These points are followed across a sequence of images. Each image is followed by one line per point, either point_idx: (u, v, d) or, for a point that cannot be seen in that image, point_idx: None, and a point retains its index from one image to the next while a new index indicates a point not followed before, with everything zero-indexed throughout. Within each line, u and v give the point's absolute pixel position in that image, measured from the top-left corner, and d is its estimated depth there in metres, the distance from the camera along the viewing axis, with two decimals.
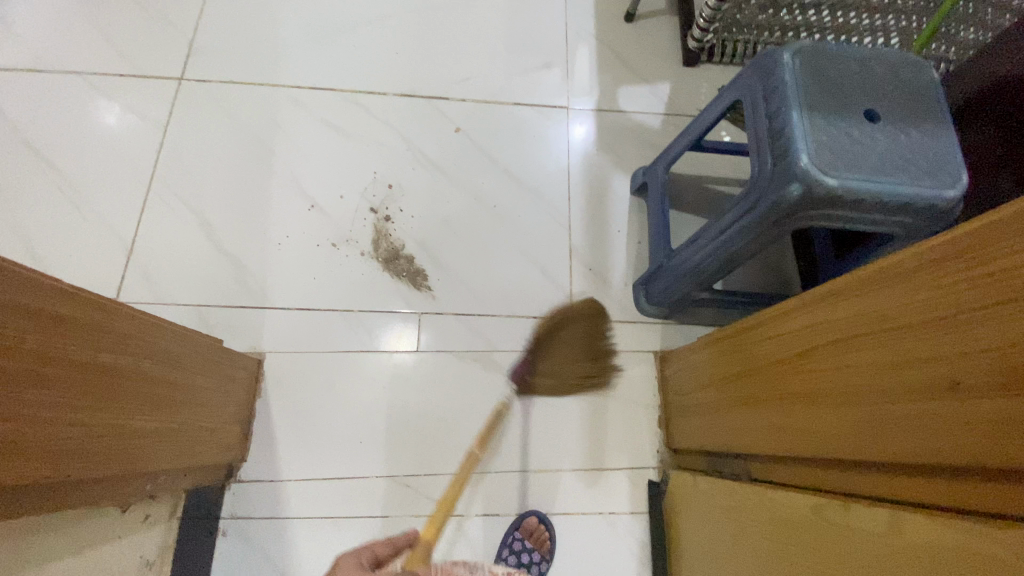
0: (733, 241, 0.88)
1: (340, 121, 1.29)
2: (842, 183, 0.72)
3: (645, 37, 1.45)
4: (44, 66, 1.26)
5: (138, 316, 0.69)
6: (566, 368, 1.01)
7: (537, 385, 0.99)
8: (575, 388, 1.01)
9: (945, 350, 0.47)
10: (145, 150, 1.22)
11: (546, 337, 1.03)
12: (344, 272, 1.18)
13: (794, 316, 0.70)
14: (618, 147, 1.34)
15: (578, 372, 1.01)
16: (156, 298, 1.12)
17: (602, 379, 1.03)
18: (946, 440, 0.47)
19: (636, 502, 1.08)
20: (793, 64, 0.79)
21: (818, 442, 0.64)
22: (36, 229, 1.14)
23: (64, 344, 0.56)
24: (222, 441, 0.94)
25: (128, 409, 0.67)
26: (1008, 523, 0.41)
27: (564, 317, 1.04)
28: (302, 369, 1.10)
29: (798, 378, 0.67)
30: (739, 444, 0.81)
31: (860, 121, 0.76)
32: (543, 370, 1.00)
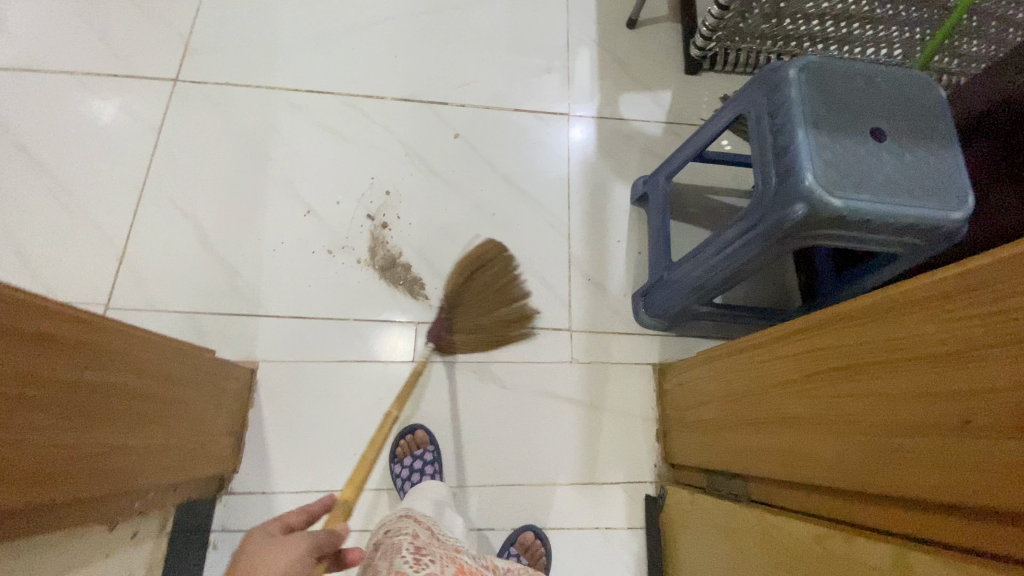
0: (735, 258, 0.87)
1: (338, 125, 1.27)
2: (848, 203, 0.71)
3: (647, 44, 1.44)
4: (35, 65, 1.23)
5: (126, 331, 0.67)
6: (487, 319, 1.07)
7: (456, 341, 1.06)
8: (502, 332, 1.10)
9: (957, 387, 0.46)
10: (138, 153, 1.20)
11: (457, 293, 1.06)
12: (340, 279, 1.16)
13: (798, 339, 0.69)
14: (618, 155, 1.33)
15: (492, 324, 1.08)
16: (148, 304, 1.10)
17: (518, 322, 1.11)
18: (955, 478, 0.46)
19: (632, 517, 1.07)
20: (799, 79, 0.78)
21: (822, 469, 0.63)
22: (25, 232, 1.11)
23: (51, 364, 0.54)
24: (213, 453, 0.92)
25: (117, 427, 0.66)
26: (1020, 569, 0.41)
27: (473, 270, 1.07)
28: (296, 378, 1.09)
29: (801, 402, 0.66)
30: (739, 465, 0.81)
31: (867, 140, 0.75)
32: (460, 327, 1.06)
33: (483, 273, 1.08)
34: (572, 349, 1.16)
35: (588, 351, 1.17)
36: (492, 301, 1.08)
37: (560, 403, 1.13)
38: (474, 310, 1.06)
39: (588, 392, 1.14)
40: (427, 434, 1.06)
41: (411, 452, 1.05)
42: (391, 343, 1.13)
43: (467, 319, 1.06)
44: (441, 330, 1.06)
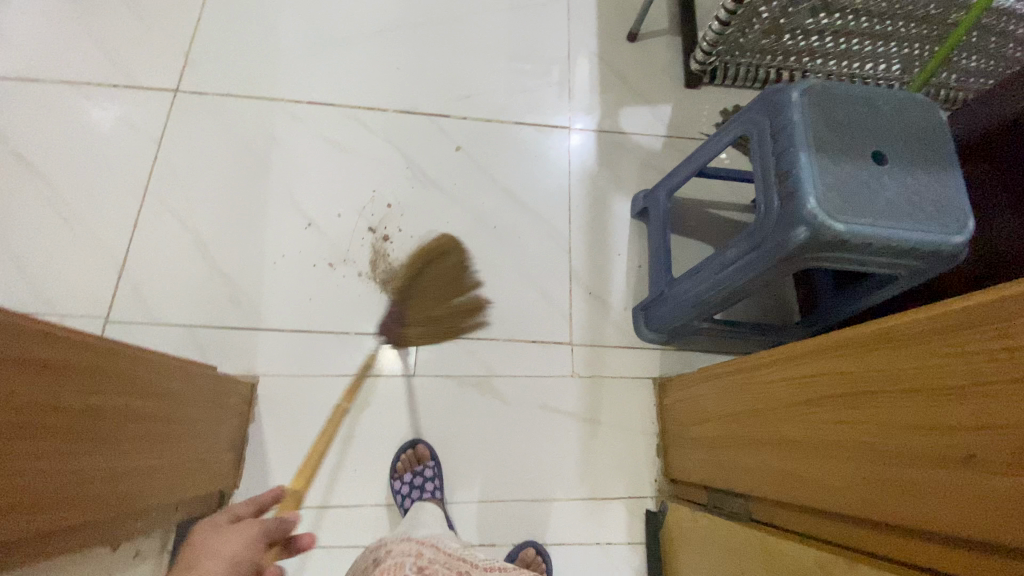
0: (737, 277, 0.87)
1: (339, 137, 1.27)
2: (850, 227, 0.72)
3: (647, 57, 1.45)
4: (34, 74, 1.22)
5: (130, 353, 0.67)
6: (439, 309, 1.05)
7: (409, 334, 1.03)
8: (457, 322, 1.07)
9: (961, 421, 0.47)
10: (138, 164, 1.20)
11: (408, 286, 1.05)
12: (340, 292, 1.16)
13: (802, 362, 0.69)
14: (619, 168, 1.34)
15: (445, 313, 1.05)
16: (147, 317, 1.10)
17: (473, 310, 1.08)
18: (957, 510, 0.47)
19: (633, 532, 1.08)
20: (802, 102, 0.78)
21: (825, 493, 0.63)
22: (24, 244, 1.11)
23: (57, 391, 0.54)
24: (214, 469, 0.92)
25: (122, 450, 0.65)
26: None
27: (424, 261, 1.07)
28: (297, 392, 1.09)
29: (804, 425, 0.67)
30: (742, 484, 0.81)
31: (869, 163, 0.76)
32: (412, 319, 1.04)
33: (437, 265, 1.08)
34: (573, 363, 1.17)
35: (589, 365, 1.17)
36: (444, 291, 1.06)
37: (561, 417, 1.13)
38: (424, 300, 1.04)
39: (589, 406, 1.14)
40: (429, 449, 1.06)
41: (411, 468, 1.04)
42: (392, 357, 1.13)
43: (419, 311, 1.04)
44: (394, 323, 1.04)
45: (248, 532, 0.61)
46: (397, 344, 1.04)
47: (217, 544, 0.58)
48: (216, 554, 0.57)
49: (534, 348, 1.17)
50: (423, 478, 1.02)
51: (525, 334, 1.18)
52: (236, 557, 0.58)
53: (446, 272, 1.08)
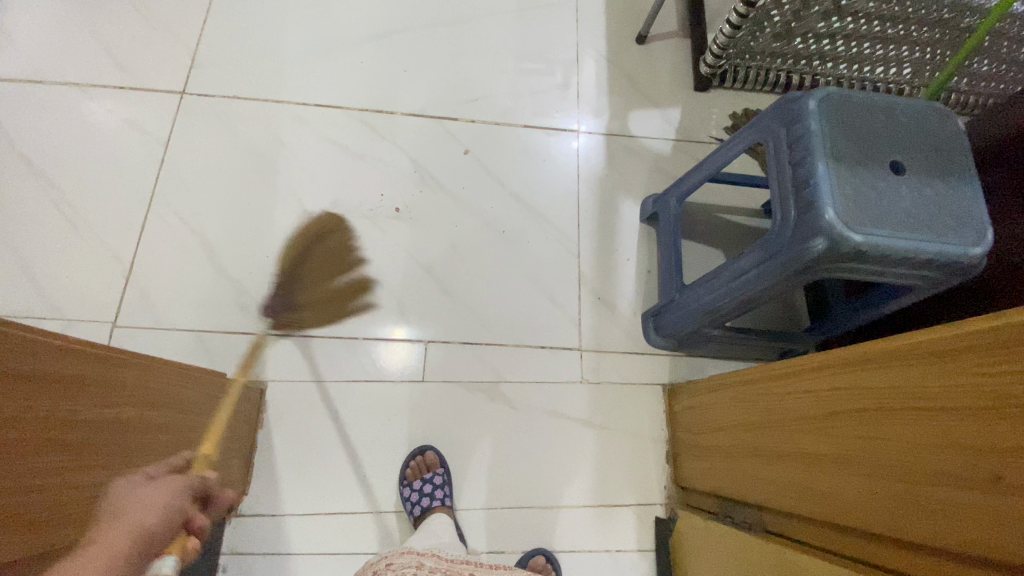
0: (751, 287, 0.87)
1: (346, 140, 1.26)
2: (868, 239, 0.71)
3: (656, 60, 1.44)
4: (39, 76, 1.22)
5: (144, 364, 0.67)
6: (323, 292, 1.15)
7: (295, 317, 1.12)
8: (338, 304, 1.14)
9: (988, 442, 0.46)
10: (144, 166, 1.19)
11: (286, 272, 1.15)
12: (346, 296, 1.15)
13: (820, 375, 0.69)
14: (628, 172, 1.33)
15: (326, 295, 1.14)
16: (154, 322, 1.09)
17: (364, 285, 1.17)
18: (981, 531, 0.47)
19: (642, 540, 1.07)
20: (819, 111, 0.78)
21: (844, 509, 0.63)
22: (30, 248, 1.10)
23: (73, 406, 0.54)
24: (225, 477, 0.91)
25: (135, 462, 0.65)
26: None
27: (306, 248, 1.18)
28: (305, 398, 1.08)
29: (822, 439, 0.67)
30: (756, 495, 0.81)
31: (886, 173, 0.75)
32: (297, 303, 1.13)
33: (324, 245, 1.19)
34: (583, 369, 1.16)
35: (599, 371, 1.16)
36: (323, 275, 1.16)
37: (570, 424, 1.12)
38: (314, 286, 1.15)
39: (598, 413, 1.14)
40: (438, 456, 1.06)
41: (421, 475, 1.04)
42: (400, 363, 1.12)
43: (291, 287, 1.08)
44: (275, 308, 1.13)
45: (172, 486, 0.59)
46: (279, 328, 1.12)
47: (139, 498, 0.55)
48: (148, 504, 0.55)
49: (544, 354, 1.16)
50: (432, 485, 1.01)
51: (533, 340, 1.17)
52: (165, 507, 0.55)
53: (331, 250, 1.19)
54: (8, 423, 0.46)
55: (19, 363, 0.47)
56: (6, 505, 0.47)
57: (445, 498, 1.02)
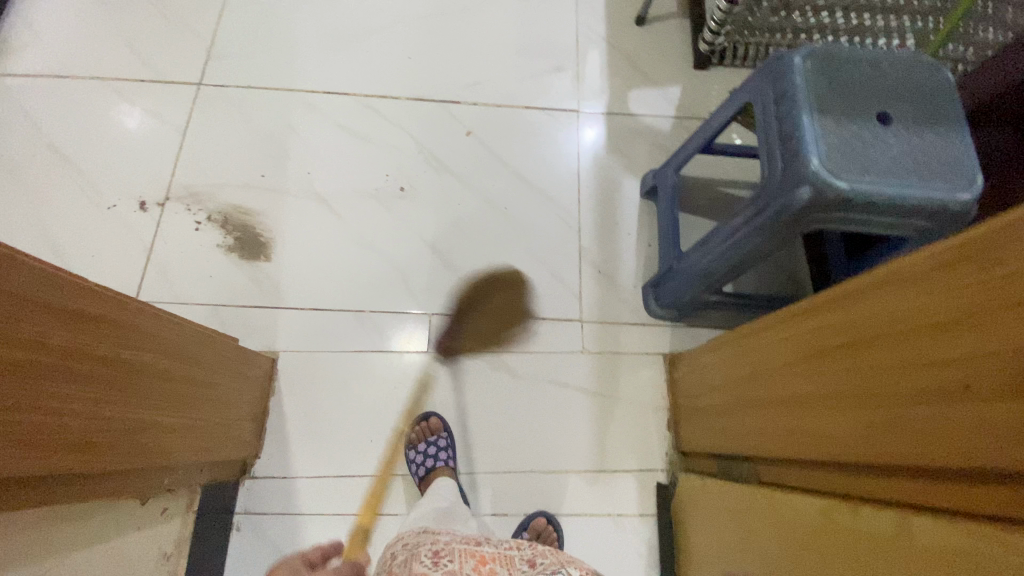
0: (743, 245, 0.88)
1: (354, 124, 1.31)
2: (854, 185, 0.72)
3: (657, 41, 1.46)
4: (66, 72, 1.30)
5: (161, 316, 0.72)
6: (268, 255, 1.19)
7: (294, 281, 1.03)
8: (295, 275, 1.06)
9: (958, 353, 0.47)
10: (164, 153, 1.25)
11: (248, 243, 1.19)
12: (281, 247, 1.20)
13: (803, 319, 0.70)
14: (628, 149, 1.35)
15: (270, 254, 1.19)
16: (173, 297, 1.15)
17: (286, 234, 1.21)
18: (951, 443, 0.48)
19: (645, 505, 1.08)
20: (804, 66, 0.79)
21: (827, 445, 0.64)
22: (60, 230, 1.17)
23: (91, 341, 0.58)
24: (238, 438, 0.96)
25: (151, 406, 0.69)
26: (1008, 524, 0.43)
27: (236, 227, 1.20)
28: (315, 367, 1.12)
29: (808, 379, 0.68)
30: (750, 448, 0.82)
31: (873, 123, 0.77)
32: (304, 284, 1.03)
33: (241, 217, 1.21)
34: (584, 340, 1.18)
35: (600, 341, 1.18)
36: (257, 244, 1.20)
37: (572, 392, 1.14)
38: (261, 248, 1.19)
39: (600, 382, 1.15)
40: (442, 421, 1.10)
41: (425, 438, 1.08)
42: (405, 336, 1.16)
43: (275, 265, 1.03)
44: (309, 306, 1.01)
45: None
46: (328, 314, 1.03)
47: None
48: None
49: (546, 326, 1.18)
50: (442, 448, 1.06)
51: (535, 311, 1.20)
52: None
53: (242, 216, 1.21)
54: (17, 342, 0.48)
55: (25, 285, 0.49)
56: (16, 420, 0.49)
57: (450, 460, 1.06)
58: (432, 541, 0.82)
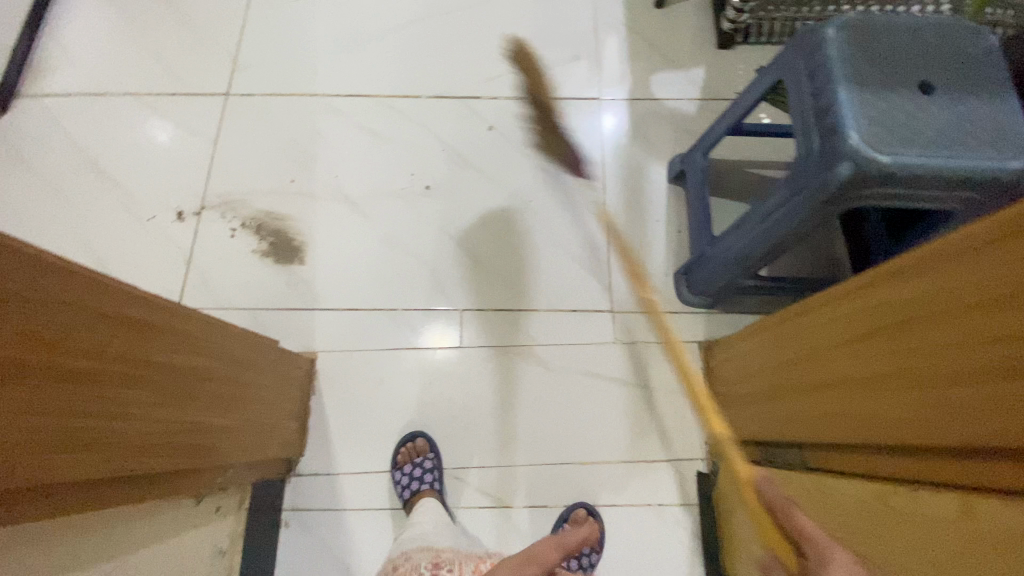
0: (779, 227, 0.86)
1: (378, 125, 1.32)
2: (896, 159, 0.70)
3: (677, 23, 1.43)
4: (101, 90, 1.35)
5: (209, 321, 0.74)
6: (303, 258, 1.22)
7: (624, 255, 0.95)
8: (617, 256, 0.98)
9: (1012, 330, 0.45)
10: (198, 163, 1.29)
11: (283, 247, 1.22)
12: (313, 249, 1.22)
13: (849, 298, 0.68)
14: (653, 135, 1.33)
15: (303, 256, 1.22)
16: (212, 303, 1.18)
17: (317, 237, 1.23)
18: (1007, 424, 0.47)
19: (686, 494, 1.07)
20: (838, 38, 0.77)
21: (878, 428, 0.63)
22: (105, 244, 1.22)
23: (146, 348, 0.60)
24: (283, 436, 0.98)
25: (203, 408, 0.72)
26: None
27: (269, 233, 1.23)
28: (352, 366, 1.14)
29: (855, 361, 0.66)
30: (794, 434, 0.80)
31: (913, 94, 0.74)
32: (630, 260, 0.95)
33: (274, 222, 1.24)
34: (617, 330, 1.17)
35: (633, 330, 1.17)
36: (290, 248, 1.22)
37: (606, 383, 1.14)
38: (295, 252, 1.22)
39: (635, 371, 1.14)
40: (427, 441, 1.08)
41: (411, 459, 1.06)
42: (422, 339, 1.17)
43: None
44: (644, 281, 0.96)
45: None
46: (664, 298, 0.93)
47: None
48: None
49: (577, 318, 1.18)
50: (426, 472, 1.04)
51: (566, 303, 1.19)
52: None
53: (274, 222, 1.24)
54: (79, 353, 0.50)
55: (86, 299, 0.51)
56: (81, 425, 0.52)
57: (434, 482, 1.04)
58: (430, 550, 0.91)
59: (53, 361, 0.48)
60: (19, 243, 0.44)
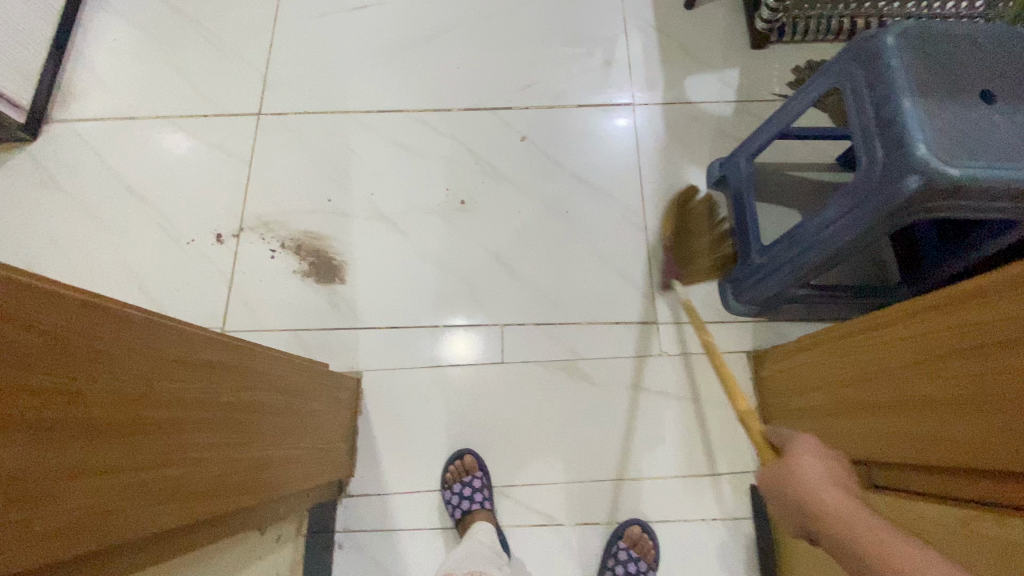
0: (837, 239, 0.84)
1: (410, 140, 1.32)
2: (966, 171, 0.68)
3: (708, 23, 1.40)
4: (134, 113, 1.36)
5: (268, 354, 0.75)
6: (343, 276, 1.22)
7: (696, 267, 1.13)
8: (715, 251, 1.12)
9: None
10: (234, 185, 1.29)
11: (323, 267, 1.22)
12: (353, 268, 1.22)
13: (925, 317, 0.67)
14: (689, 140, 1.31)
15: (343, 275, 1.22)
16: (255, 325, 1.19)
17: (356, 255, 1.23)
18: None
19: (739, 508, 1.06)
20: (898, 46, 0.75)
21: (960, 452, 0.61)
22: (147, 268, 1.24)
23: (218, 389, 0.60)
24: (335, 458, 0.99)
25: (268, 442, 0.72)
26: None
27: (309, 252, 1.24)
28: (396, 385, 1.14)
29: (931, 382, 0.65)
30: (860, 451, 0.79)
31: (977, 103, 0.72)
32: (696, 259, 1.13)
33: (313, 242, 1.24)
34: (662, 342, 1.16)
35: (678, 342, 1.16)
36: (330, 268, 1.22)
37: (653, 396, 1.12)
38: (335, 271, 1.22)
39: (682, 384, 1.13)
40: (476, 460, 1.08)
41: (461, 478, 1.06)
42: (461, 354, 1.16)
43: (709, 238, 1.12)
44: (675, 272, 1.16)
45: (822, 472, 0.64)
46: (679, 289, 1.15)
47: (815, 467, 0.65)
48: (818, 477, 0.64)
49: (621, 330, 1.17)
50: (479, 490, 1.04)
51: (608, 315, 1.18)
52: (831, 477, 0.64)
53: (313, 242, 1.24)
54: (162, 402, 0.51)
55: (162, 347, 0.51)
56: (169, 474, 0.52)
57: (485, 501, 1.04)
58: None
59: (133, 412, 0.47)
60: (88, 297, 0.43)
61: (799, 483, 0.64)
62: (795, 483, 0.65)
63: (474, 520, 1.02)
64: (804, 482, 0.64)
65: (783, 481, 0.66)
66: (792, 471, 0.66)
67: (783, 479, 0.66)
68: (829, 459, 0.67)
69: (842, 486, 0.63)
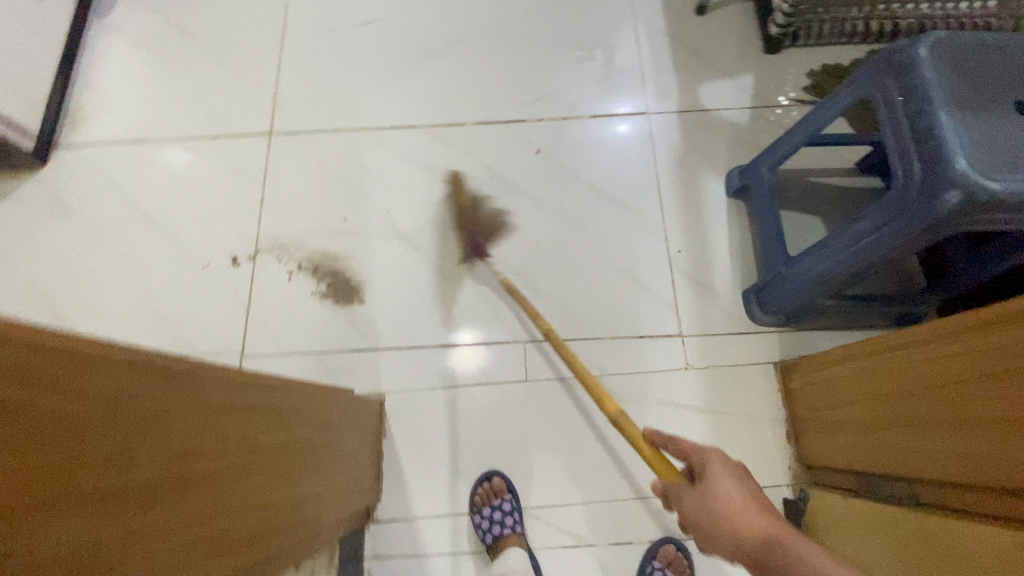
0: (869, 252, 0.83)
1: (424, 156, 1.30)
2: (1007, 186, 0.66)
3: (721, 29, 1.39)
4: (144, 136, 1.35)
5: (299, 389, 0.73)
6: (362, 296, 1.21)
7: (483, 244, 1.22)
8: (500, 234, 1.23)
9: None
10: (248, 206, 1.28)
11: (342, 288, 1.21)
12: (372, 288, 1.21)
13: (974, 336, 0.65)
14: (706, 148, 1.29)
15: (362, 296, 1.20)
16: (275, 348, 1.18)
17: (375, 275, 1.22)
18: None
19: None
20: (931, 58, 0.74)
21: (1011, 475, 0.59)
22: (162, 293, 1.22)
23: (256, 432, 0.59)
24: (363, 485, 0.97)
25: (303, 480, 0.71)
26: None
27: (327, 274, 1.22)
28: (420, 407, 1.13)
29: (979, 401, 0.63)
30: (902, 468, 0.77)
31: (1012, 116, 0.71)
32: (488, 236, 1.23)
33: (330, 263, 1.23)
34: (687, 355, 1.14)
35: (704, 355, 1.14)
36: (348, 289, 1.21)
37: (681, 411, 1.11)
38: (354, 292, 1.21)
39: (710, 398, 1.12)
40: (504, 481, 1.06)
41: (489, 501, 1.05)
42: (484, 373, 1.15)
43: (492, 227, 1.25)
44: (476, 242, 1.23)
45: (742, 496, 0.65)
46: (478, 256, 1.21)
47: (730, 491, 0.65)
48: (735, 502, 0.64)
49: (645, 344, 1.15)
50: (510, 514, 1.03)
51: (631, 329, 1.16)
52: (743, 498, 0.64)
53: (330, 263, 1.23)
54: (206, 452, 0.49)
55: (204, 396, 0.50)
56: (216, 526, 0.50)
57: (516, 524, 1.03)
58: None
59: (178, 470, 0.45)
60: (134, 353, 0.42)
61: (718, 506, 0.65)
62: (712, 509, 0.65)
63: (506, 544, 1.00)
64: (720, 508, 0.64)
65: (700, 506, 0.66)
66: (712, 497, 0.65)
67: (705, 505, 0.66)
68: (739, 474, 0.68)
69: (756, 501, 0.64)
